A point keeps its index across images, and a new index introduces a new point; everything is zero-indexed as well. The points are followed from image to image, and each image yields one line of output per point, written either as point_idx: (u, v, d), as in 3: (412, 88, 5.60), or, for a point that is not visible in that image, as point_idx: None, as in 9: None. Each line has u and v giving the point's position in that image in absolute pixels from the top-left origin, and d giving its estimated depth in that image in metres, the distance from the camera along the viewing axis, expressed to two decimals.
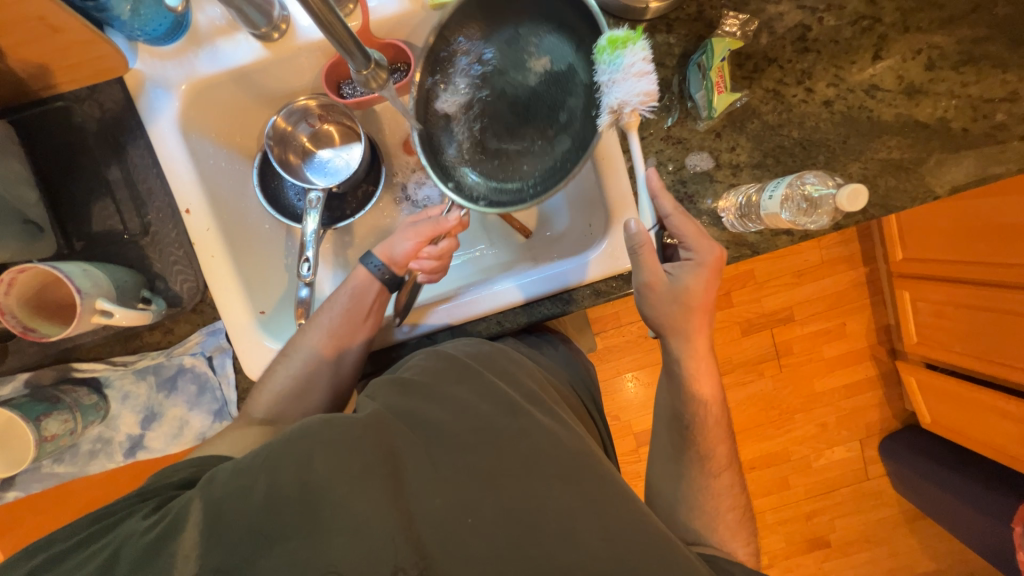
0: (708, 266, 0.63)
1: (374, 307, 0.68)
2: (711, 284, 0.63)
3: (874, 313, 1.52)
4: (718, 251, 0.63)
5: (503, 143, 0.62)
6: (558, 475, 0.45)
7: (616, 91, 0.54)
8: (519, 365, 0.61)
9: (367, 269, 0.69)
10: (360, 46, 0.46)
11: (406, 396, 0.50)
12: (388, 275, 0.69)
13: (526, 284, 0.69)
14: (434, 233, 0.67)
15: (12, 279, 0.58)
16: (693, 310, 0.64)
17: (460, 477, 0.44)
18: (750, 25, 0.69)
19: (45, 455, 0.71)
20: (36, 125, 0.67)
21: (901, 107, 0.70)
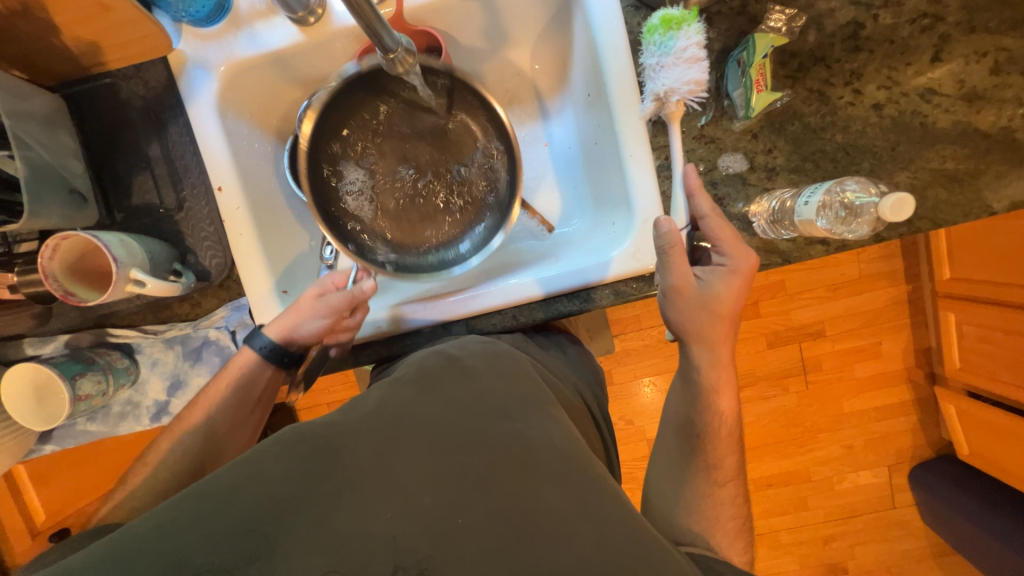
0: (742, 273, 0.62)
1: (264, 393, 0.69)
2: (741, 293, 0.63)
3: (914, 333, 1.43)
4: (754, 259, 0.62)
5: (401, 209, 0.73)
6: (557, 476, 0.44)
7: (665, 78, 0.63)
8: (515, 361, 0.61)
9: (255, 348, 0.67)
10: (387, 27, 0.46)
11: (403, 388, 0.52)
12: (286, 355, 0.67)
13: (547, 279, 0.68)
14: (349, 306, 0.66)
15: (55, 246, 0.61)
16: (720, 319, 0.63)
17: (458, 470, 0.43)
18: (797, 21, 0.66)
19: (79, 412, 0.73)
20: (86, 99, 0.70)
21: (959, 113, 0.65)
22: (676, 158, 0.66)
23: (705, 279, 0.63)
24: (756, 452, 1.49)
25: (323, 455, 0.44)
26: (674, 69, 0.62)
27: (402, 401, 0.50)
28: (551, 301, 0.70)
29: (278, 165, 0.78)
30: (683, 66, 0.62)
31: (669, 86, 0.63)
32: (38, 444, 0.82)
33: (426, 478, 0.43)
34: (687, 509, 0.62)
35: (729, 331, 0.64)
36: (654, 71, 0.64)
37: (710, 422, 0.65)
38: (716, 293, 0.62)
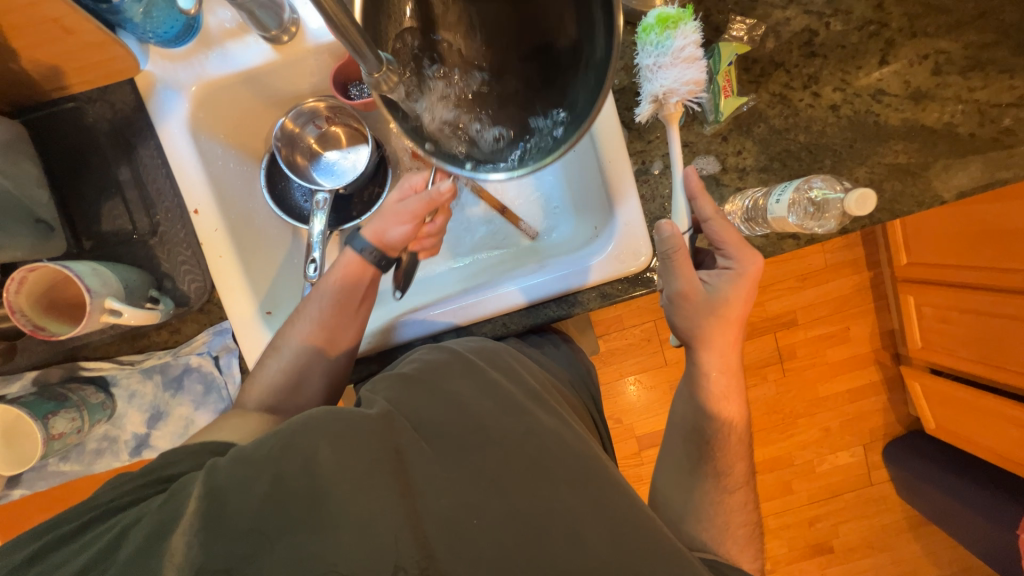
0: (748, 276, 0.64)
1: (367, 295, 0.69)
2: (747, 294, 0.65)
3: (878, 317, 1.52)
4: (758, 262, 0.64)
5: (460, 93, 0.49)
6: (566, 474, 0.45)
7: (664, 78, 0.65)
8: (513, 358, 0.61)
9: (355, 250, 0.68)
10: (371, 44, 0.38)
11: (410, 388, 0.51)
12: (381, 258, 0.68)
13: (530, 287, 0.69)
14: (428, 209, 0.66)
15: (22, 278, 0.58)
16: (729, 322, 0.65)
17: (463, 479, 0.44)
18: (757, 30, 0.70)
19: (52, 453, 0.70)
20: (47, 124, 0.67)
21: (907, 111, 0.70)
22: (676, 154, 0.67)
23: (712, 280, 0.65)
24: None
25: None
26: (673, 70, 0.65)
27: (406, 404, 0.49)
28: (540, 305, 0.71)
29: (255, 184, 0.77)
30: (681, 67, 0.64)
31: (668, 86, 0.65)
32: (6, 489, 0.77)
33: (429, 490, 0.43)
34: (688, 503, 0.65)
35: (736, 322, 0.66)
36: (652, 72, 0.66)
37: (703, 415, 0.67)
38: (720, 293, 0.64)
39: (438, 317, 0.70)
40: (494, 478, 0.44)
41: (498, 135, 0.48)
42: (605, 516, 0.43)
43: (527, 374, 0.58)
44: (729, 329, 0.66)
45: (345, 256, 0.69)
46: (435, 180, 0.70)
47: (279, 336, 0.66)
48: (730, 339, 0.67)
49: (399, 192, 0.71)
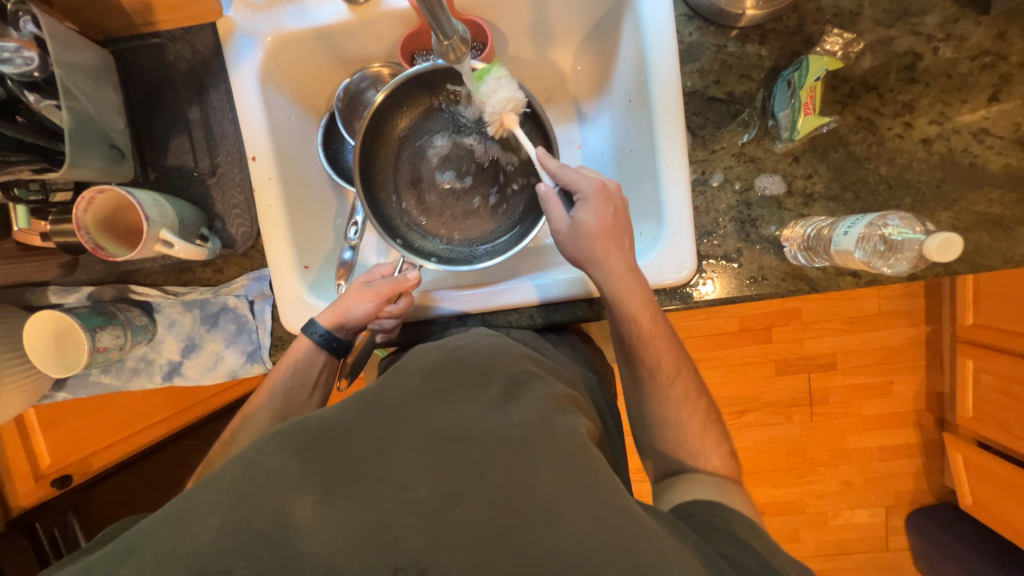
0: (588, 197, 0.58)
1: (320, 378, 0.69)
2: (604, 212, 0.58)
3: (928, 376, 1.41)
4: (596, 182, 0.59)
5: (448, 205, 0.73)
6: (552, 457, 0.42)
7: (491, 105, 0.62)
8: (495, 349, 0.55)
9: (311, 337, 0.67)
10: (449, 17, 0.45)
11: (409, 373, 0.50)
12: (335, 342, 0.68)
13: (554, 285, 0.68)
14: (393, 294, 0.66)
15: (91, 198, 0.62)
16: (610, 247, 0.58)
17: (466, 456, 0.43)
18: (854, 46, 0.64)
19: (95, 364, 0.73)
20: (132, 56, 0.71)
21: (1011, 157, 0.63)
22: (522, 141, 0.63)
23: (580, 206, 0.59)
24: (755, 479, 1.46)
25: (319, 443, 0.43)
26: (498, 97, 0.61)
27: (402, 389, 0.48)
28: (566, 303, 0.70)
29: (312, 141, 0.79)
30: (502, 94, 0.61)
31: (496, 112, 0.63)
32: (52, 390, 0.83)
33: (431, 460, 0.42)
34: None
35: (622, 237, 0.59)
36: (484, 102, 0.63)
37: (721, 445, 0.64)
38: (594, 218, 0.58)
39: (475, 300, 0.69)
40: (492, 454, 0.42)
41: (465, 242, 0.73)
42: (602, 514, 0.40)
43: (519, 364, 0.53)
44: (623, 250, 0.59)
45: (296, 344, 0.69)
46: (402, 267, 0.70)
47: (227, 434, 0.66)
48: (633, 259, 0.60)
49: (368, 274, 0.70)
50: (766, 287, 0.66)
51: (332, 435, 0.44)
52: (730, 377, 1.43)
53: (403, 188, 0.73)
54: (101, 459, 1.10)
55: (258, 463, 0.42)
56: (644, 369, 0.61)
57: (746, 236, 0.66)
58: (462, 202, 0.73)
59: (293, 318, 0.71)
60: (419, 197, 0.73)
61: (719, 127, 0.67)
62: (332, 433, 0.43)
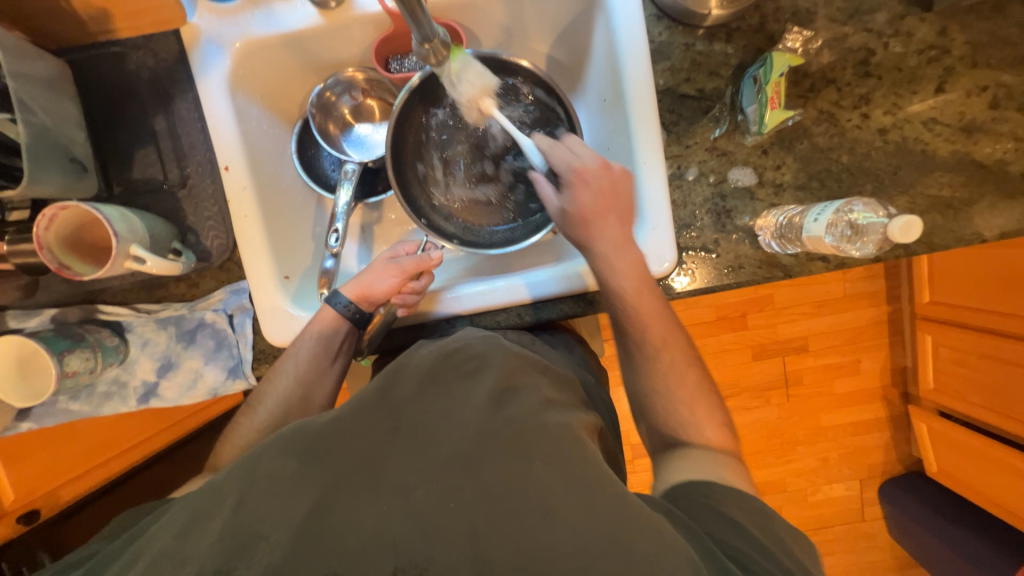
0: (573, 180, 0.60)
1: (343, 347, 0.68)
2: (588, 194, 0.60)
3: (892, 353, 1.49)
4: (585, 163, 0.60)
5: (473, 192, 0.76)
6: (545, 451, 0.43)
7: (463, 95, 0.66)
8: (490, 349, 0.54)
9: (333, 308, 0.66)
10: (429, 21, 0.45)
11: (402, 378, 0.50)
12: (358, 314, 0.67)
13: (539, 285, 0.68)
14: (417, 269, 0.67)
15: (53, 216, 0.58)
16: (598, 230, 0.60)
17: (465, 458, 0.43)
18: (814, 43, 0.68)
19: (64, 390, 0.70)
20: (90, 66, 0.68)
21: (958, 143, 0.68)
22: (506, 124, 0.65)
23: (564, 189, 0.61)
24: None
25: (312, 456, 0.43)
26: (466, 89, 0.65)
27: (398, 396, 0.49)
28: (553, 301, 0.71)
29: (286, 148, 0.77)
30: (471, 86, 0.65)
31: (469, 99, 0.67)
32: (14, 421, 0.78)
33: (428, 465, 0.42)
34: None
35: (609, 218, 0.60)
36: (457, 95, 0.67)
37: None
38: (575, 200, 0.60)
39: (476, 299, 0.69)
40: (490, 453, 0.43)
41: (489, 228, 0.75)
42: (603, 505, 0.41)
43: (512, 364, 0.53)
44: (609, 228, 0.60)
45: (320, 312, 0.67)
46: (425, 246, 0.71)
47: (255, 396, 0.66)
48: (623, 238, 0.61)
49: (389, 250, 0.71)
50: (743, 275, 0.68)
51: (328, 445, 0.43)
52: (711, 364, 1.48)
53: (432, 174, 0.75)
54: (69, 490, 1.03)
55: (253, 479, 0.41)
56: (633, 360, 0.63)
57: (722, 227, 0.69)
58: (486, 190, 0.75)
59: (275, 330, 0.69)
60: (444, 182, 0.75)
61: (691, 123, 0.70)
62: (322, 443, 0.44)
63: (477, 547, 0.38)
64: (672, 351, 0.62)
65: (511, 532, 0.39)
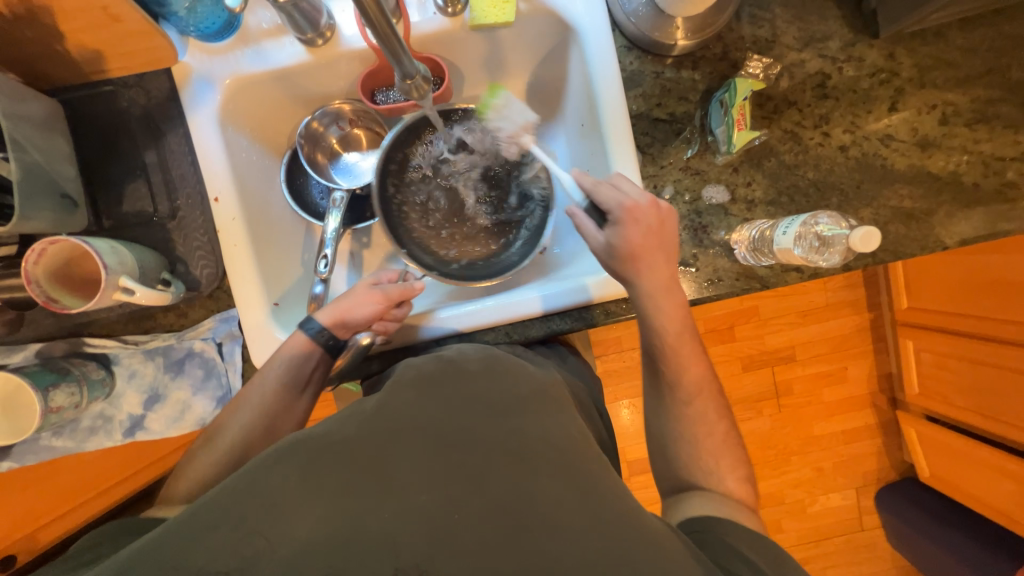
0: (625, 219, 0.61)
1: (313, 376, 0.68)
2: (646, 233, 0.62)
3: (877, 359, 1.52)
4: (639, 200, 0.62)
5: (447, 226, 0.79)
6: (549, 465, 0.44)
7: (506, 129, 0.73)
8: (489, 361, 0.56)
9: (306, 333, 0.67)
10: (410, 57, 0.48)
11: (405, 388, 0.50)
12: (331, 340, 0.68)
13: (550, 297, 0.70)
14: (400, 298, 0.68)
15: (42, 250, 0.59)
16: (650, 267, 0.62)
17: (467, 473, 0.43)
18: (773, 69, 0.72)
19: (48, 426, 0.69)
20: (82, 104, 0.70)
21: (913, 157, 0.72)
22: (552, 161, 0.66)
23: (611, 225, 0.62)
24: None
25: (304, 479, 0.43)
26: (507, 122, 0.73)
27: (402, 403, 0.48)
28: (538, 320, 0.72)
29: (275, 178, 0.79)
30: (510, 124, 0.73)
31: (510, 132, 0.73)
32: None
33: (424, 480, 0.42)
34: None
35: (656, 255, 0.62)
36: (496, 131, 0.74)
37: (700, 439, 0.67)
38: (626, 234, 0.61)
39: (479, 316, 0.70)
40: (486, 466, 0.43)
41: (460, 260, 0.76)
42: (592, 509, 0.42)
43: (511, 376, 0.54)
44: (654, 266, 0.62)
45: (292, 337, 0.67)
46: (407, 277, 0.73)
47: (215, 426, 0.64)
48: (669, 277, 0.63)
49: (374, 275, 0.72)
50: (722, 287, 0.71)
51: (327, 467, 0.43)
52: None
53: (409, 204, 0.77)
54: (50, 533, 1.00)
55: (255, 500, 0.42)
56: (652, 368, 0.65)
57: (700, 242, 0.72)
58: (455, 226, 0.79)
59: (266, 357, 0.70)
60: (424, 218, 0.78)
61: (665, 145, 0.73)
62: (323, 460, 0.43)
63: (480, 557, 0.38)
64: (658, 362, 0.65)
65: (512, 542, 0.39)
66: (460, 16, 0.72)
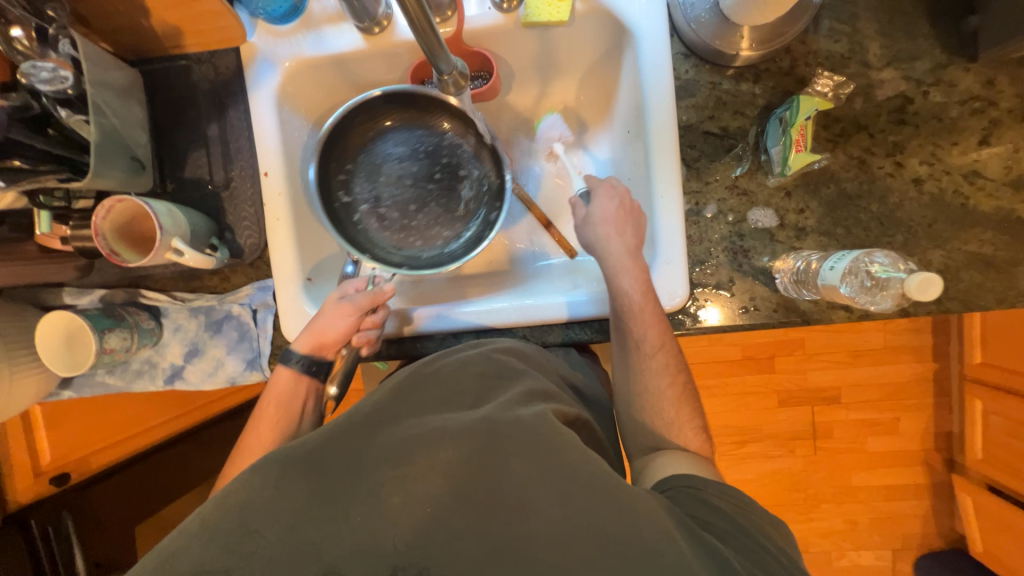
0: (599, 191, 0.68)
1: (307, 397, 0.68)
2: (615, 208, 0.66)
3: (936, 416, 1.38)
4: (607, 182, 0.68)
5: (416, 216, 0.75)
6: (519, 447, 0.45)
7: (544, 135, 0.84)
8: (465, 356, 0.58)
9: (288, 367, 0.67)
10: (446, 53, 0.47)
11: (389, 396, 0.52)
12: (316, 365, 0.68)
13: (576, 304, 0.68)
14: (371, 305, 0.67)
15: (110, 207, 0.66)
16: (621, 247, 0.64)
17: (449, 458, 0.44)
18: (845, 88, 0.66)
19: (100, 365, 0.75)
20: (160, 76, 0.76)
21: (1003, 198, 0.64)
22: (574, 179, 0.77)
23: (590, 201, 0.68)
24: None
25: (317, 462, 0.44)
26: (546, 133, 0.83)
27: (380, 411, 0.50)
28: (540, 328, 0.72)
29: None
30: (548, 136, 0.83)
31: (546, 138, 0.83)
32: (57, 388, 0.84)
33: (421, 476, 0.43)
34: None
35: (626, 227, 0.65)
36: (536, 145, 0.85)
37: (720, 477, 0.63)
38: (599, 207, 0.66)
39: (489, 316, 0.69)
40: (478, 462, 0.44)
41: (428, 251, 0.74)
42: (574, 512, 0.42)
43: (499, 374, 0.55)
44: (624, 236, 0.64)
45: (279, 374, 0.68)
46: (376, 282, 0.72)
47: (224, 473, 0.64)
48: (634, 257, 0.64)
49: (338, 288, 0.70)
50: (757, 317, 0.67)
51: (331, 440, 0.46)
52: (733, 406, 1.42)
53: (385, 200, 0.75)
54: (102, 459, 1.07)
55: (262, 467, 0.44)
56: (638, 342, 0.63)
57: (738, 266, 0.67)
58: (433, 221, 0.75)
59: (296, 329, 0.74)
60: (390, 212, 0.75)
61: (712, 160, 0.69)
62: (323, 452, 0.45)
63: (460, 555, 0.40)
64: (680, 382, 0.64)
65: (499, 545, 0.40)
66: (513, 12, 0.71)
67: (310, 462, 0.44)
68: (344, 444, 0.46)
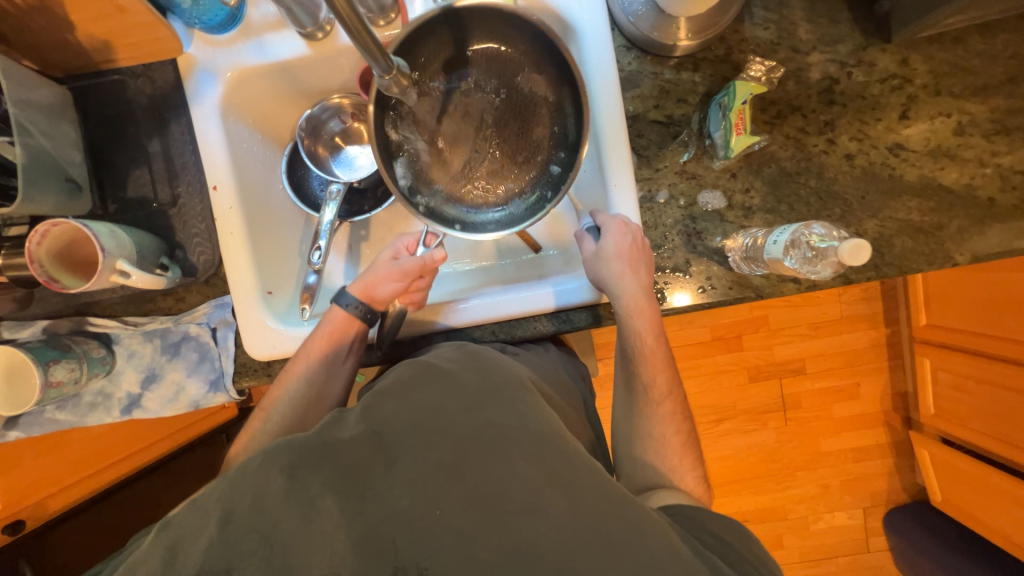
0: (610, 230, 0.64)
1: (354, 346, 0.70)
2: (630, 249, 0.63)
3: (890, 377, 1.46)
4: (620, 218, 0.65)
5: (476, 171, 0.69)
6: (524, 450, 0.45)
7: None
8: (460, 358, 0.56)
9: (342, 309, 0.69)
10: (386, 55, 0.47)
11: (383, 397, 0.50)
12: (370, 314, 0.70)
13: (561, 292, 0.69)
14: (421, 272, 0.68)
15: (45, 232, 0.62)
16: (635, 290, 0.63)
17: (448, 462, 0.44)
18: (776, 72, 0.70)
19: (49, 400, 0.71)
20: (92, 92, 0.72)
21: (925, 167, 0.69)
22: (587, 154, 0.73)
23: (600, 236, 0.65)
24: (734, 487, 1.48)
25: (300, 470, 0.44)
26: None
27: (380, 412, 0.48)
28: (510, 323, 0.72)
29: (275, 170, 0.80)
30: None
31: None
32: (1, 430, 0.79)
33: (415, 476, 0.44)
34: None
35: (640, 266, 0.63)
36: None
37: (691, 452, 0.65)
38: (611, 243, 0.63)
39: (501, 307, 0.70)
40: (467, 459, 0.44)
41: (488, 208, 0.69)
42: (558, 496, 0.42)
43: (495, 368, 0.54)
44: (638, 275, 0.63)
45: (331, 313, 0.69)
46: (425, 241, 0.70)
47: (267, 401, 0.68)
48: (646, 294, 0.64)
49: (392, 247, 0.71)
50: (714, 296, 0.69)
51: (311, 451, 0.45)
52: (706, 385, 1.46)
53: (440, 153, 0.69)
54: (60, 500, 1.00)
55: (243, 487, 0.43)
56: (648, 386, 0.66)
57: (693, 248, 0.70)
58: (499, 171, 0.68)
59: (258, 345, 0.71)
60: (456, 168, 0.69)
61: (661, 147, 0.72)
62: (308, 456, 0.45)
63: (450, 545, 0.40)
64: (663, 364, 0.66)
65: (476, 538, 0.40)
66: None
67: (291, 470, 0.44)
68: (336, 455, 0.45)
